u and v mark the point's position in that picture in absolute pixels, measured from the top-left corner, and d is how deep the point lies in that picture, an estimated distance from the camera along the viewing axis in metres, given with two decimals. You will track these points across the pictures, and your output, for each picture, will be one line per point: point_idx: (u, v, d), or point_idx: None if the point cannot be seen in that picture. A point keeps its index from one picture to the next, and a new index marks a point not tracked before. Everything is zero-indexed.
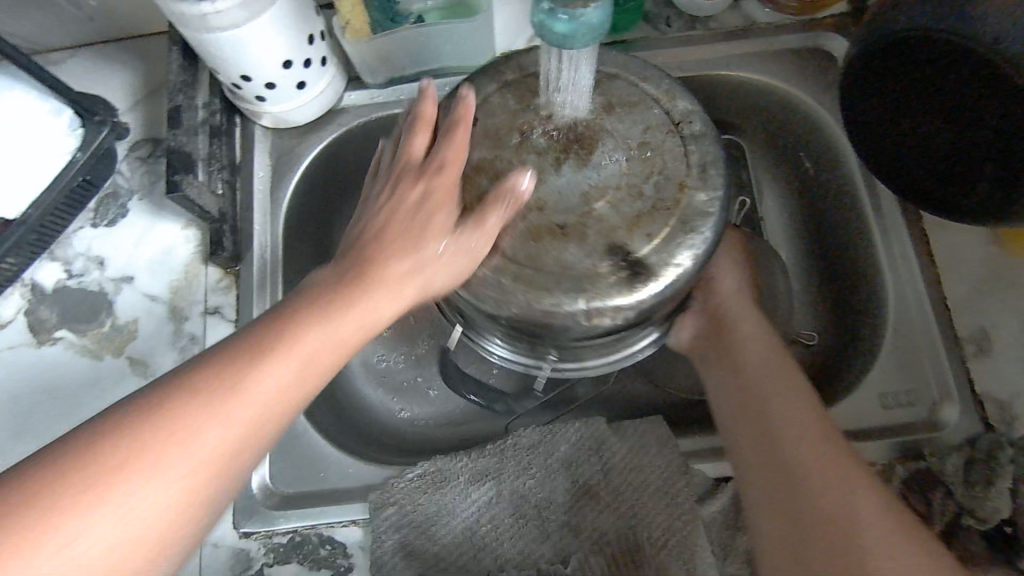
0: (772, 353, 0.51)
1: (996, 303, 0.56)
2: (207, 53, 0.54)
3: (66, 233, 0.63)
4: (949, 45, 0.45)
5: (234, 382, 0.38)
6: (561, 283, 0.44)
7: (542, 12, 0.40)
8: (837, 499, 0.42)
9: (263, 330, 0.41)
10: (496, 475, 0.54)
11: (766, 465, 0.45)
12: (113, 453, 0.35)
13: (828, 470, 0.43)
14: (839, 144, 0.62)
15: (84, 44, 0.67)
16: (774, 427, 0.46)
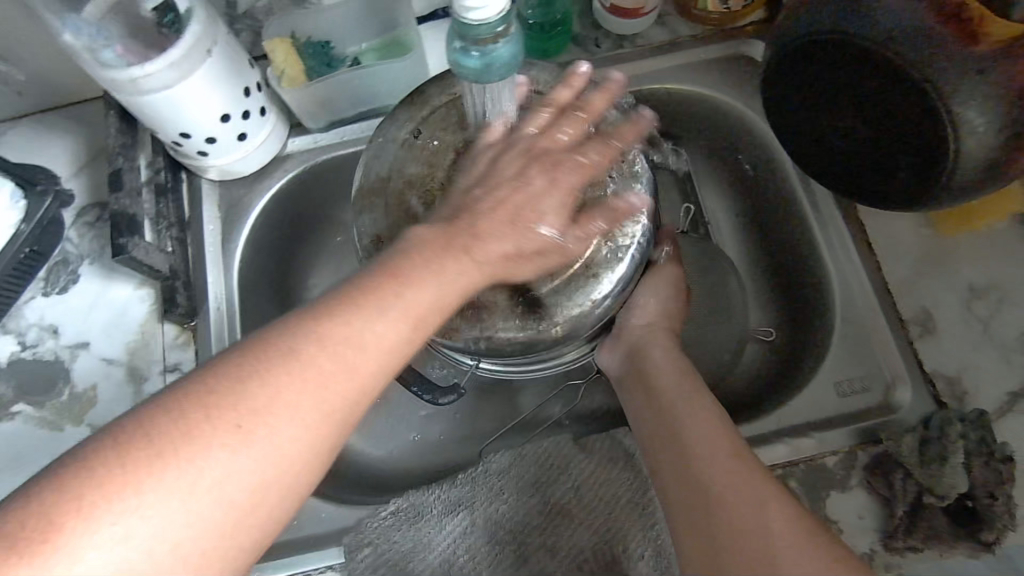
0: (682, 375, 0.51)
1: (936, 282, 0.58)
2: (143, 115, 0.54)
3: (17, 304, 0.63)
4: (848, 44, 0.47)
5: (292, 364, 0.35)
6: (463, 311, 0.49)
7: (455, 51, 0.42)
8: (735, 501, 0.41)
9: (312, 354, 0.35)
10: (470, 503, 0.54)
11: (681, 481, 0.44)
12: (167, 454, 0.31)
13: (732, 472, 0.43)
14: (771, 144, 0.64)
15: (24, 115, 0.67)
16: (683, 433, 0.46)
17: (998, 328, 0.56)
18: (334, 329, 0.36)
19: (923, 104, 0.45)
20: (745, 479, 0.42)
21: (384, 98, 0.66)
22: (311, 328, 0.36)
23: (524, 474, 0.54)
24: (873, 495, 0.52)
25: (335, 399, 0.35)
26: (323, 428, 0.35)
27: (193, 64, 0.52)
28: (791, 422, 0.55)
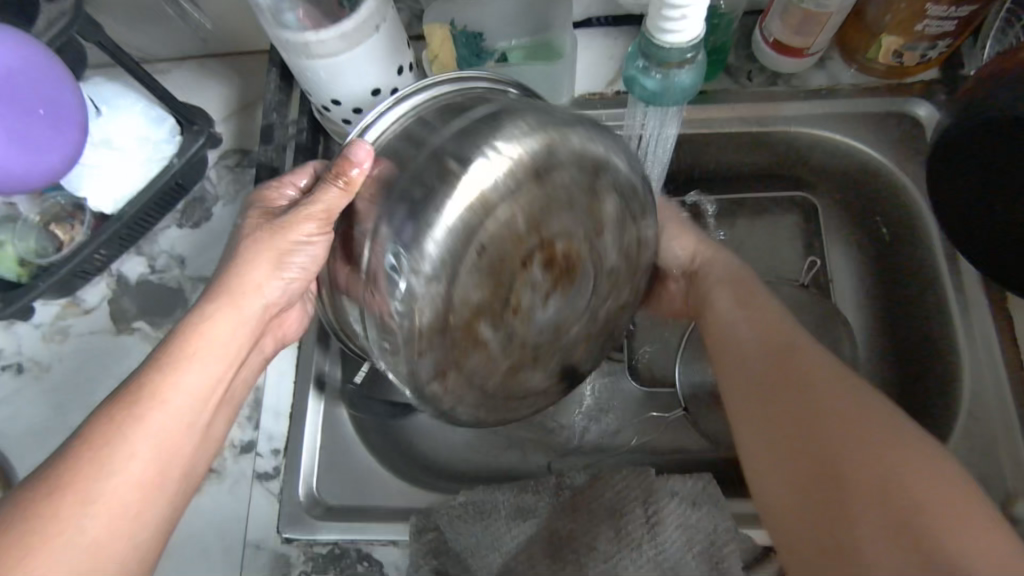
0: (790, 332, 0.49)
1: None
2: (304, 77, 0.57)
3: (154, 230, 0.67)
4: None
5: (86, 480, 0.40)
6: (522, 402, 0.53)
7: (638, 70, 0.48)
8: (846, 423, 0.42)
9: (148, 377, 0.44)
10: (539, 512, 0.54)
11: (812, 457, 0.42)
12: (63, 496, 0.39)
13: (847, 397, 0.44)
14: (920, 212, 0.60)
15: (189, 57, 0.71)
16: (787, 355, 0.48)
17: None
18: (114, 443, 0.41)
19: None
20: (859, 407, 0.43)
21: None
22: (133, 395, 0.43)
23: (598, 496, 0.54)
24: None
25: (134, 496, 0.41)
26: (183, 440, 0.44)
27: (362, 38, 0.53)
28: None
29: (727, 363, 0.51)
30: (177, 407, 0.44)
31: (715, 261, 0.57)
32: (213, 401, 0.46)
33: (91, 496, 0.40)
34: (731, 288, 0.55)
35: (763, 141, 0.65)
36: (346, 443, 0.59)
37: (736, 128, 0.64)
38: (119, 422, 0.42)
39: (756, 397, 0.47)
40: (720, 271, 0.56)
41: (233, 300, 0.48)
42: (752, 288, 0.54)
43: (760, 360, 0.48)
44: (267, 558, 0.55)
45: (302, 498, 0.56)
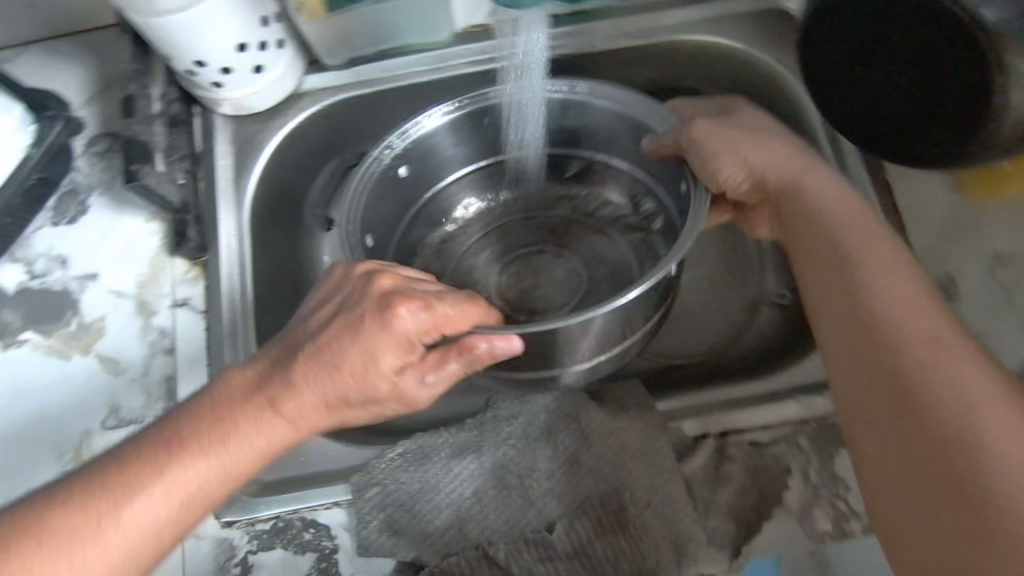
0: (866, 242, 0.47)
1: (961, 248, 0.56)
2: (159, 40, 0.53)
3: (26, 233, 0.62)
4: None
5: (95, 527, 0.40)
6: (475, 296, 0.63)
7: None
8: (956, 405, 0.39)
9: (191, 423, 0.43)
10: (477, 446, 0.54)
11: (877, 373, 0.42)
12: (52, 535, 0.39)
13: (967, 381, 0.40)
14: (802, 103, 0.62)
15: (35, 42, 0.66)
16: (887, 343, 0.43)
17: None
18: (127, 505, 0.40)
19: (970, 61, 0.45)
20: (987, 394, 0.39)
21: (407, 36, 0.63)
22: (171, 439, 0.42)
23: (532, 420, 0.54)
24: None
25: (121, 557, 0.40)
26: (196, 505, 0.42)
27: None
28: (805, 379, 0.55)
29: (832, 338, 0.46)
30: (180, 491, 0.41)
31: (822, 196, 0.50)
32: (221, 493, 0.43)
33: (89, 551, 0.39)
34: (831, 243, 0.48)
35: (646, 55, 0.65)
36: None
37: (619, 44, 0.64)
38: (146, 468, 0.41)
39: (831, 311, 0.46)
40: (817, 197, 0.50)
41: (334, 393, 0.43)
42: (871, 243, 0.47)
43: (863, 342, 0.44)
44: (209, 545, 0.53)
45: None
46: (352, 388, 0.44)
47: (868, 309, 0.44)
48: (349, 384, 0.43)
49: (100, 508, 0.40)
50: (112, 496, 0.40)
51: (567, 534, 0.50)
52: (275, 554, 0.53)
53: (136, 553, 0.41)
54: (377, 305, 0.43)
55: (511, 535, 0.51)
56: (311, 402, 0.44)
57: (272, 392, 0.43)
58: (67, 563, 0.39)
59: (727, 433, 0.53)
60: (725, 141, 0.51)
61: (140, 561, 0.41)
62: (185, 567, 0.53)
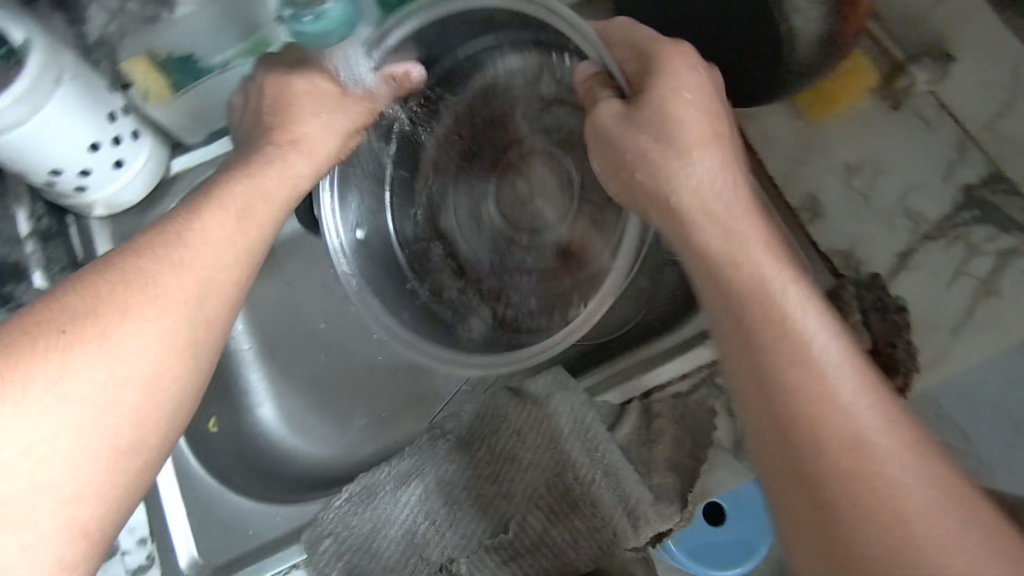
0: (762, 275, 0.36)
1: (814, 168, 0.60)
2: (8, 160, 0.53)
3: None
4: None
5: (38, 404, 0.31)
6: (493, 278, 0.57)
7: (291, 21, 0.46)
8: (890, 534, 0.30)
9: (113, 274, 0.35)
10: (420, 469, 0.55)
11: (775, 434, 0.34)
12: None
13: (905, 499, 0.31)
14: None
15: None
16: (823, 466, 0.32)
17: (879, 198, 0.59)
18: (158, 277, 0.35)
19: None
20: (925, 508, 0.30)
21: None
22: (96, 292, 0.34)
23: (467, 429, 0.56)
24: None
25: (178, 337, 0.35)
26: (171, 363, 0.35)
27: (48, 95, 0.51)
28: None
29: (756, 441, 0.35)
30: (214, 260, 0.37)
31: (713, 255, 0.38)
32: (227, 295, 0.38)
33: (134, 327, 0.34)
34: (727, 322, 0.37)
35: None
36: (210, 494, 0.56)
37: None
38: (78, 325, 0.33)
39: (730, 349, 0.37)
40: (703, 259, 0.38)
41: (302, 134, 0.46)
42: (770, 304, 0.36)
43: (788, 469, 0.33)
44: None
45: (188, 571, 0.53)
46: (324, 142, 0.46)
47: (791, 418, 0.33)
48: (296, 160, 0.45)
49: (128, 282, 0.35)
50: (133, 271, 0.35)
51: (522, 530, 0.51)
52: None
53: (185, 335, 0.35)
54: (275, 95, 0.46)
55: (472, 548, 0.51)
56: (281, 191, 0.43)
57: (266, 157, 0.43)
58: (123, 334, 0.33)
59: (650, 392, 0.56)
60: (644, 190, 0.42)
61: (183, 395, 0.36)
62: None
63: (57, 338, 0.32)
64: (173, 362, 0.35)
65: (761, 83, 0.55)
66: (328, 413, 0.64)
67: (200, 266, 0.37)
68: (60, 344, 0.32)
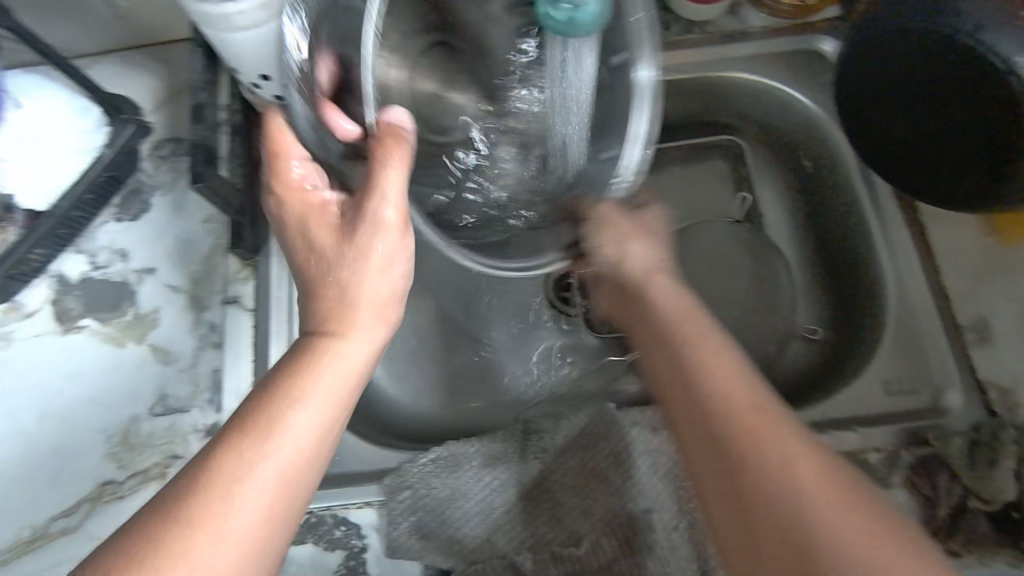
0: (727, 371, 0.41)
1: (995, 291, 0.56)
2: (228, 53, 0.55)
3: (91, 227, 0.64)
4: (938, 49, 0.47)
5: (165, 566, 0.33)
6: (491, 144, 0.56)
7: None
8: (791, 500, 0.34)
9: (232, 444, 0.37)
10: (511, 458, 0.55)
11: (745, 524, 0.35)
12: None
13: (789, 457, 0.36)
14: (840, 153, 0.64)
15: (110, 51, 0.68)
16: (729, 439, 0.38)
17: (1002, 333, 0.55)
18: (244, 464, 0.37)
19: (1003, 115, 0.46)
20: (819, 481, 0.35)
21: None
22: (212, 463, 0.37)
23: (565, 439, 0.56)
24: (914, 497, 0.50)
25: (270, 504, 0.37)
26: (281, 504, 0.37)
27: None
28: (835, 414, 0.55)
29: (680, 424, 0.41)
30: (300, 434, 0.38)
31: (693, 338, 0.44)
32: (330, 434, 0.40)
33: (231, 520, 0.35)
34: (688, 385, 0.41)
35: (688, 88, 0.67)
36: None
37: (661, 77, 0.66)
38: (194, 497, 0.35)
39: (698, 452, 0.39)
40: (665, 305, 0.47)
41: (351, 274, 0.44)
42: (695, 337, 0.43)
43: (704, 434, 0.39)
44: None
45: None
46: (389, 289, 0.45)
47: (744, 473, 0.36)
48: (378, 293, 0.44)
49: (232, 468, 0.36)
50: (221, 474, 0.36)
51: (592, 551, 0.51)
52: (306, 549, 0.54)
53: (294, 482, 0.38)
54: (297, 235, 0.46)
55: (536, 549, 0.52)
56: (360, 335, 0.43)
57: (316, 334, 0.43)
58: (213, 542, 0.35)
59: None
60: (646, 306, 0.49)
61: (282, 529, 0.38)
62: None
63: (152, 562, 0.33)
64: (267, 516, 0.37)
65: (985, 190, 0.50)
66: (422, 370, 0.66)
67: (300, 418, 0.39)
68: (177, 551, 0.34)
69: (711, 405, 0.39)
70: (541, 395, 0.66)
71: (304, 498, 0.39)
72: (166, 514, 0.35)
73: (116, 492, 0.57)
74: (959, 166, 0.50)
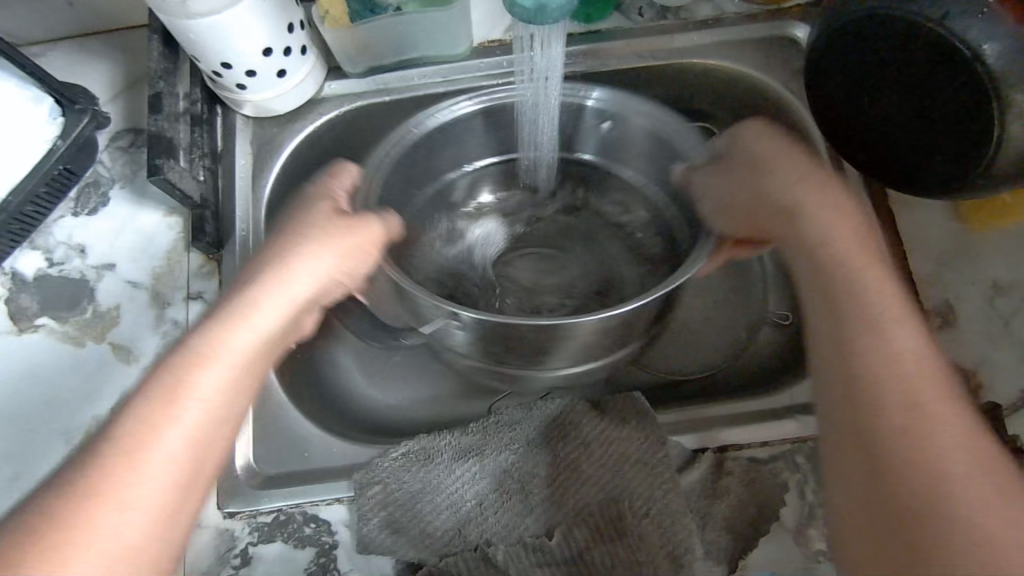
0: (892, 317, 0.42)
1: (957, 276, 0.57)
2: (187, 40, 0.54)
3: (47, 222, 0.62)
4: (907, 34, 0.47)
5: (98, 497, 0.36)
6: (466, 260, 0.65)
7: None
8: (919, 456, 0.37)
9: (161, 376, 0.40)
10: (484, 450, 0.55)
11: (858, 455, 0.39)
12: (48, 529, 0.35)
13: (937, 417, 0.38)
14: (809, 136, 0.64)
15: (64, 38, 0.66)
16: (865, 388, 0.40)
17: (965, 317, 0.56)
18: (167, 408, 0.39)
19: (969, 100, 0.46)
20: (966, 460, 0.37)
21: (425, 48, 0.64)
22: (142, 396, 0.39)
23: (537, 428, 0.55)
24: None
25: (188, 450, 0.39)
26: (211, 438, 0.40)
27: None
28: (803, 397, 0.56)
29: (824, 380, 0.43)
30: (214, 387, 0.41)
31: (869, 289, 0.43)
32: (249, 373, 0.43)
33: (147, 463, 0.37)
34: (833, 324, 0.43)
35: (661, 74, 0.66)
36: (274, 410, 0.58)
37: (632, 64, 0.65)
38: (125, 433, 0.38)
39: (829, 383, 0.42)
40: (813, 232, 0.47)
41: (293, 256, 0.47)
42: (865, 288, 0.43)
43: (841, 386, 0.41)
44: (212, 534, 0.54)
45: (239, 472, 0.55)
46: (331, 260, 0.48)
47: (865, 413, 0.39)
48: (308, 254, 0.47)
49: (157, 403, 0.39)
50: (139, 419, 0.38)
51: (564, 542, 0.51)
52: (276, 546, 0.53)
53: (223, 412, 0.41)
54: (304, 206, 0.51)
55: (511, 540, 0.52)
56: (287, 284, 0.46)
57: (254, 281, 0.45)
58: (141, 478, 0.37)
59: (725, 449, 0.54)
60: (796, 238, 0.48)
61: (210, 470, 0.40)
62: (186, 556, 0.53)
63: (85, 495, 0.36)
64: (184, 461, 0.39)
65: (949, 175, 0.50)
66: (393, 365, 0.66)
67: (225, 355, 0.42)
68: (96, 492, 0.36)
69: (856, 348, 0.41)
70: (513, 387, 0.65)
71: (233, 432, 0.42)
72: (103, 449, 0.37)
73: None
74: (925, 151, 0.51)
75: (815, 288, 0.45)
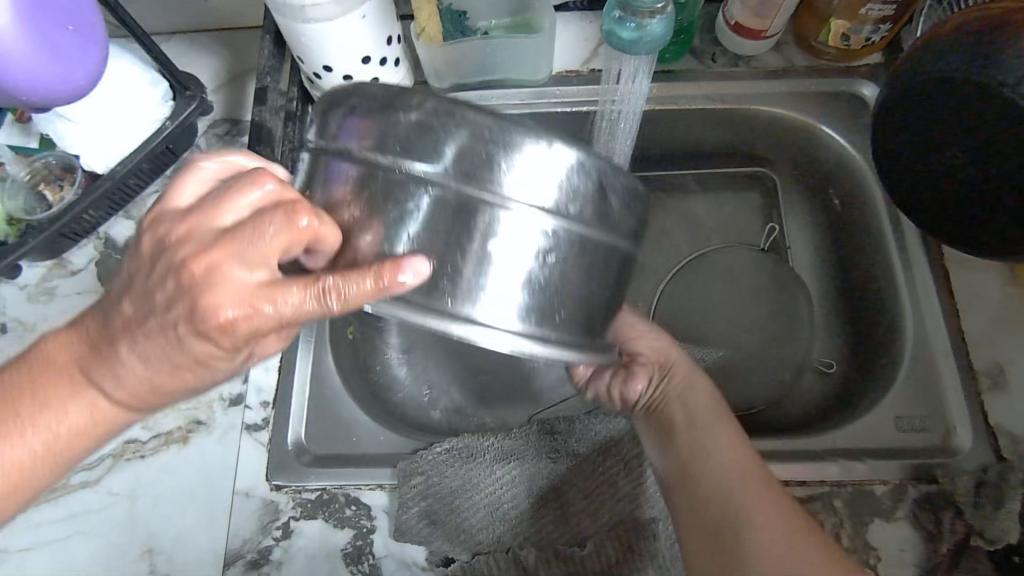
0: (736, 449, 0.48)
1: (1011, 339, 0.58)
2: (296, 40, 0.58)
3: (143, 194, 0.67)
4: (976, 95, 0.48)
5: None
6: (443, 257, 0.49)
7: (613, 22, 0.55)
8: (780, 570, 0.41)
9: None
10: (525, 456, 0.57)
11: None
12: None
13: (774, 531, 0.43)
14: (870, 194, 0.66)
15: (179, 32, 0.72)
16: (736, 523, 0.44)
17: (1015, 382, 0.56)
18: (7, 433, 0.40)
19: None
20: (813, 557, 0.41)
21: (508, 70, 0.68)
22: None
23: (577, 442, 0.57)
24: (918, 531, 0.52)
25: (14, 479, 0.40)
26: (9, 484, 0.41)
27: (355, 4, 0.55)
28: (845, 443, 0.56)
29: (680, 511, 0.48)
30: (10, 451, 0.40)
31: (714, 420, 0.51)
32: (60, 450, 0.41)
33: None
34: (686, 456, 0.49)
35: (728, 116, 0.69)
36: (328, 395, 0.62)
37: (700, 104, 0.68)
38: None
39: (691, 520, 0.46)
40: (682, 385, 0.54)
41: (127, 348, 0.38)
42: (685, 420, 0.51)
43: (711, 516, 0.45)
44: (257, 504, 0.56)
45: (290, 447, 0.58)
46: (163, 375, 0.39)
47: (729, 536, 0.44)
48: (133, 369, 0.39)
49: None
50: None
51: (596, 554, 0.52)
52: (316, 524, 0.55)
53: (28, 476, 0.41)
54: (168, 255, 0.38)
55: (542, 546, 0.53)
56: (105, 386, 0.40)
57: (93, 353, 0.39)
58: None
59: None
60: (668, 383, 0.54)
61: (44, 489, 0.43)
62: (230, 522, 0.56)
63: None
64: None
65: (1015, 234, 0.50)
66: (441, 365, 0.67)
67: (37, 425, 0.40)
68: None
69: (679, 499, 0.48)
70: (557, 404, 0.66)
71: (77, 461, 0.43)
72: None
73: (137, 450, 0.58)
74: (991, 208, 0.51)
75: (676, 417, 0.52)
